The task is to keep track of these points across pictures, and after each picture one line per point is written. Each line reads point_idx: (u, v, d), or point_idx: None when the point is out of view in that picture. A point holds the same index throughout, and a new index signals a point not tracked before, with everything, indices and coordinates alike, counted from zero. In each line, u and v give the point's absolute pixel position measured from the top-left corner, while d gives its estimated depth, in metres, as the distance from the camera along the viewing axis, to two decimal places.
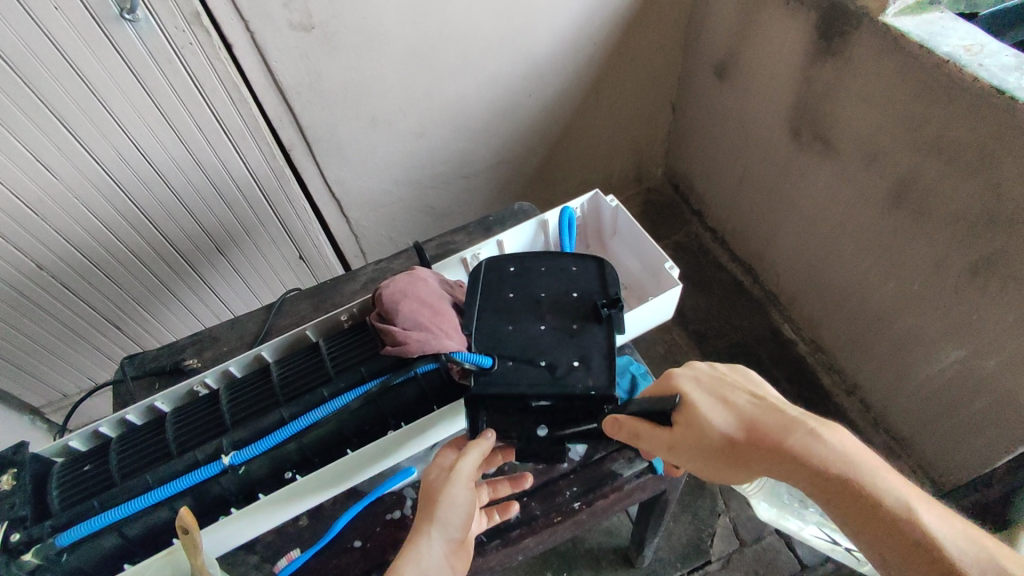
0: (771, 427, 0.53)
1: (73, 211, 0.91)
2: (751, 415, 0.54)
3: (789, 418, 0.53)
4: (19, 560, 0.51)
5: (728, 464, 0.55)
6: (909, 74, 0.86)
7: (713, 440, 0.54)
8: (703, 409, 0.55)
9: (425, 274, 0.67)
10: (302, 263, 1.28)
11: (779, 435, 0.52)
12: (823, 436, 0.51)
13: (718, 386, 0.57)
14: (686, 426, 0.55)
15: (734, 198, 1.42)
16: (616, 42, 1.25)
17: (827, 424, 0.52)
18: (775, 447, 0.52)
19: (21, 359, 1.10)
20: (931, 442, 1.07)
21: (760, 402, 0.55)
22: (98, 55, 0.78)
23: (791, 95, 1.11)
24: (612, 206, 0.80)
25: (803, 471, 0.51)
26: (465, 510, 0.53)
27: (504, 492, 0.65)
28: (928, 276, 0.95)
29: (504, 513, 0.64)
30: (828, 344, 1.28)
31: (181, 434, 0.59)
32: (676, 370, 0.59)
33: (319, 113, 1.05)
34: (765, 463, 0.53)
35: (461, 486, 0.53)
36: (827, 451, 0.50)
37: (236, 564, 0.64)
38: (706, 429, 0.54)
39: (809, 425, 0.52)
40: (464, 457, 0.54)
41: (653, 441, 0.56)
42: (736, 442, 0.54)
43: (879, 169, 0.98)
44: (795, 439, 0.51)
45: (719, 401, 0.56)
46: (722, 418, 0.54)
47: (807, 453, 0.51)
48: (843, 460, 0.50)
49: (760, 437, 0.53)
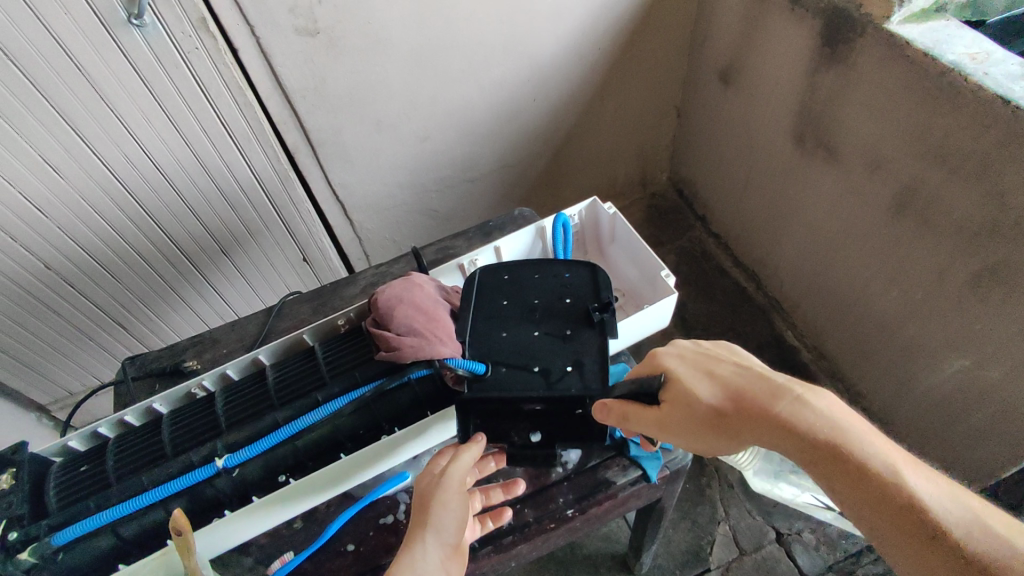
0: (756, 396, 0.53)
1: (79, 212, 0.93)
2: (737, 384, 0.54)
3: (775, 385, 0.53)
4: (15, 559, 0.52)
5: (717, 436, 0.54)
6: (913, 81, 0.85)
7: (701, 413, 0.53)
8: (689, 383, 0.54)
9: (421, 280, 0.67)
10: (306, 265, 1.28)
11: (767, 403, 0.52)
12: (808, 401, 0.51)
13: (702, 360, 0.57)
14: (673, 401, 0.54)
15: (739, 204, 1.42)
16: (621, 48, 1.25)
17: (812, 390, 0.53)
18: (762, 414, 0.52)
19: (30, 358, 1.12)
20: (934, 452, 1.06)
21: (745, 371, 0.55)
22: (107, 60, 0.79)
23: (795, 101, 1.11)
24: (610, 213, 0.80)
25: (791, 436, 0.51)
26: (458, 516, 0.53)
27: (496, 498, 0.65)
28: (932, 284, 0.95)
29: (498, 520, 0.64)
30: (832, 352, 1.27)
31: (177, 436, 0.60)
32: (660, 349, 0.59)
33: (324, 117, 1.05)
34: (753, 430, 0.53)
35: (453, 490, 0.54)
36: (814, 415, 0.50)
37: (230, 565, 0.64)
38: (694, 402, 0.53)
39: (796, 392, 0.52)
40: (455, 460, 0.55)
41: (641, 418, 0.55)
42: (724, 412, 0.53)
43: (883, 178, 0.97)
44: (782, 405, 0.51)
45: (705, 373, 0.55)
46: (708, 390, 0.54)
47: (796, 418, 0.51)
48: (830, 424, 0.50)
49: (748, 406, 0.53)
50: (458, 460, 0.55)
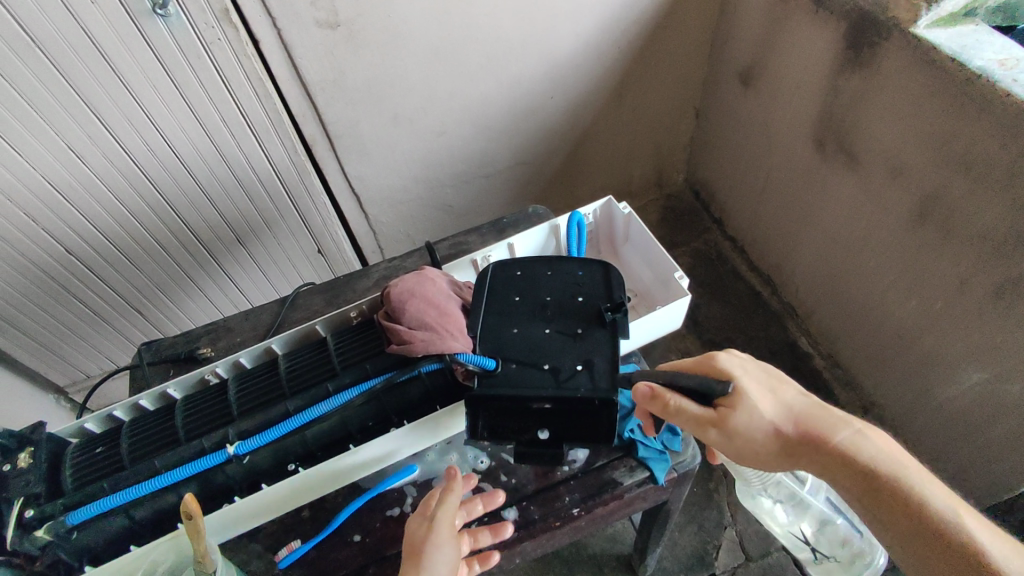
0: (818, 422, 0.55)
1: (99, 197, 0.94)
2: (799, 408, 0.56)
3: (836, 417, 0.56)
4: (32, 536, 0.53)
5: (769, 451, 0.56)
6: (938, 87, 0.84)
7: (759, 427, 0.55)
8: (752, 395, 0.55)
9: (433, 274, 0.68)
10: (321, 256, 1.29)
11: (828, 431, 0.55)
12: (868, 436, 0.54)
13: (767, 378, 0.58)
14: (732, 407, 0.55)
15: (755, 207, 1.41)
16: (641, 47, 1.24)
17: (871, 427, 0.55)
18: (823, 440, 0.54)
19: (49, 340, 1.15)
20: (949, 464, 1.05)
21: (807, 398, 0.57)
22: (131, 49, 0.80)
23: (817, 104, 1.09)
24: (625, 213, 0.80)
25: (849, 465, 0.53)
26: (450, 559, 0.53)
27: (485, 542, 0.63)
28: (952, 294, 0.93)
29: (484, 563, 0.63)
30: (846, 360, 1.25)
31: (190, 422, 0.61)
32: (721, 354, 0.59)
33: (342, 109, 1.06)
34: (808, 454, 0.55)
35: (443, 532, 0.54)
36: (873, 449, 0.53)
37: (238, 551, 0.65)
38: (755, 415, 0.55)
39: (855, 425, 0.55)
40: (442, 504, 0.56)
41: (695, 417, 0.55)
42: (783, 432, 0.55)
43: (904, 184, 0.95)
44: (843, 435, 0.54)
45: (769, 391, 0.57)
46: (770, 408, 0.56)
47: (856, 449, 0.53)
48: (888, 459, 0.53)
49: (808, 431, 0.55)
50: (444, 503, 0.56)
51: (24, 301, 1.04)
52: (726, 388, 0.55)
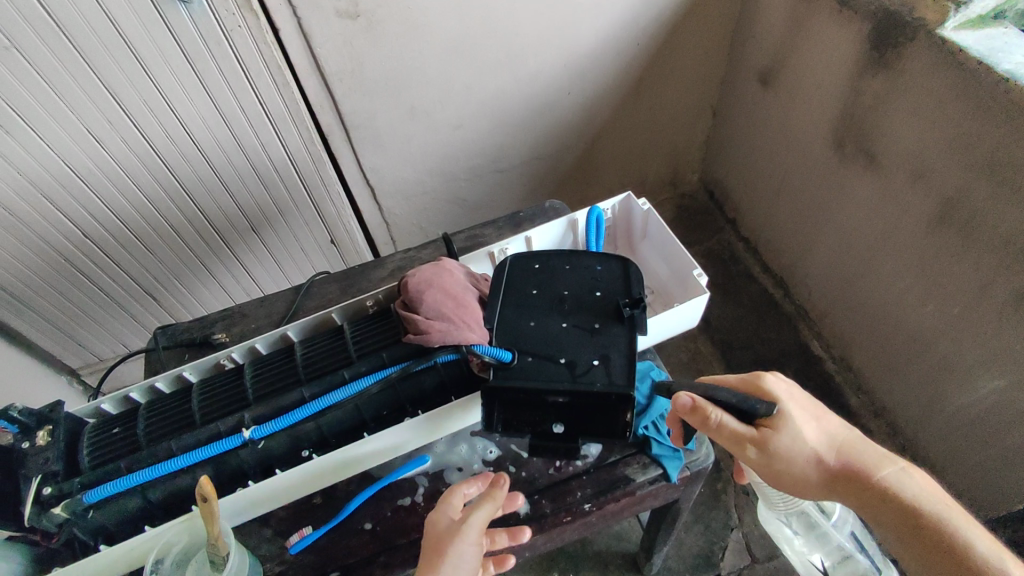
0: (861, 456, 0.56)
1: (116, 180, 0.95)
2: (841, 440, 0.57)
3: (880, 453, 0.57)
4: (49, 513, 0.54)
5: (808, 478, 0.56)
6: (965, 90, 0.83)
7: (801, 453, 0.55)
8: (798, 422, 0.56)
9: (451, 265, 0.67)
10: (333, 246, 1.30)
11: (871, 465, 0.55)
12: (911, 475, 0.55)
13: (812, 406, 0.59)
14: (776, 430, 0.56)
15: (770, 209, 1.40)
16: (660, 44, 1.23)
17: (913, 467, 0.57)
18: (865, 473, 0.55)
19: (64, 322, 1.16)
20: (961, 474, 1.04)
21: (850, 432, 0.58)
22: (153, 35, 0.80)
23: (838, 106, 1.08)
24: (644, 209, 0.79)
25: (890, 500, 0.54)
26: (470, 565, 0.53)
27: (501, 544, 0.62)
28: (972, 301, 0.92)
29: (499, 564, 0.66)
30: (859, 364, 1.24)
31: (206, 406, 0.61)
32: (768, 375, 0.59)
33: (359, 100, 1.05)
34: (849, 486, 0.55)
35: (470, 543, 0.53)
36: (915, 488, 0.54)
37: (250, 535, 0.65)
38: (799, 440, 0.55)
39: (899, 463, 0.56)
40: (476, 511, 0.54)
41: (735, 434, 0.56)
42: (824, 462, 0.56)
43: (925, 188, 0.94)
44: (886, 471, 0.55)
45: (814, 419, 0.57)
46: (815, 437, 0.56)
47: (898, 485, 0.54)
48: (930, 498, 0.54)
49: (850, 463, 0.56)
50: (478, 509, 0.54)
51: (40, 283, 1.06)
52: (773, 410, 0.55)
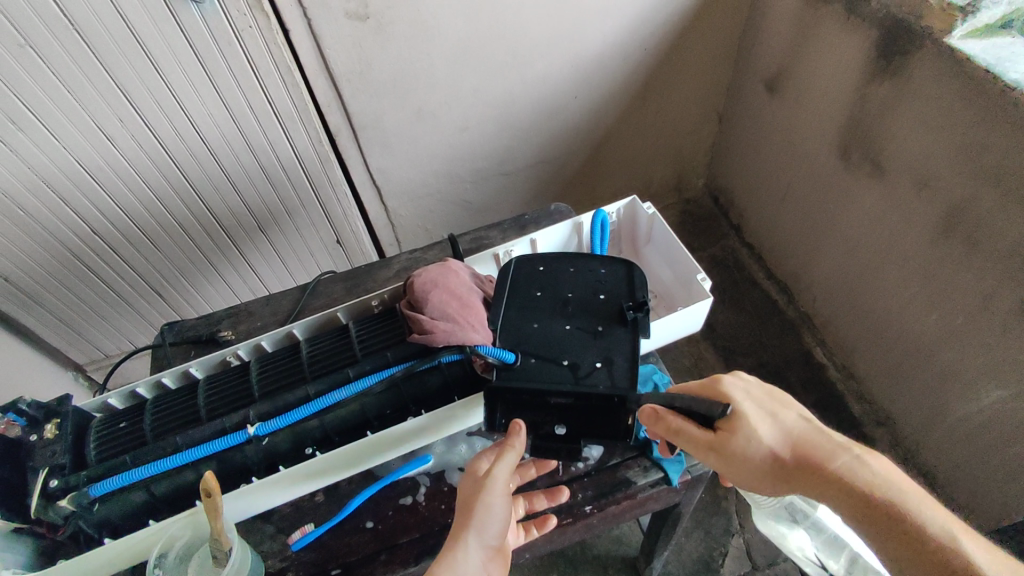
0: (818, 447, 0.54)
1: (125, 177, 0.96)
2: (799, 433, 0.56)
3: (836, 442, 0.55)
4: (55, 506, 0.54)
5: (766, 476, 0.56)
6: (971, 99, 0.83)
7: (757, 452, 0.55)
8: (752, 420, 0.55)
9: (456, 267, 0.68)
10: (339, 247, 1.30)
11: (826, 457, 0.54)
12: (869, 462, 0.53)
13: (767, 401, 0.57)
14: (732, 433, 0.55)
15: (775, 216, 1.40)
16: (667, 50, 1.23)
17: (871, 452, 0.55)
18: (820, 466, 0.53)
19: (70, 317, 1.17)
20: (964, 483, 1.03)
21: (807, 422, 0.57)
22: (164, 34, 0.81)
23: (844, 113, 1.08)
24: (649, 213, 0.79)
25: (847, 490, 0.52)
26: (502, 518, 0.54)
27: (541, 506, 0.66)
28: (976, 310, 0.92)
29: (542, 528, 0.65)
30: (861, 372, 1.24)
31: (212, 401, 0.61)
32: (724, 377, 0.59)
33: (367, 101, 1.06)
34: (806, 480, 0.54)
35: (497, 494, 0.54)
36: (872, 475, 0.52)
37: (252, 532, 0.66)
38: (754, 440, 0.54)
39: (855, 451, 0.54)
40: (498, 466, 0.55)
41: (693, 440, 0.56)
42: (781, 458, 0.55)
43: (930, 197, 0.94)
44: (841, 462, 0.53)
45: (769, 416, 0.56)
46: (770, 433, 0.55)
47: (853, 475, 0.53)
48: (887, 484, 0.52)
49: (807, 457, 0.54)
50: (501, 463, 0.55)
51: (48, 277, 1.07)
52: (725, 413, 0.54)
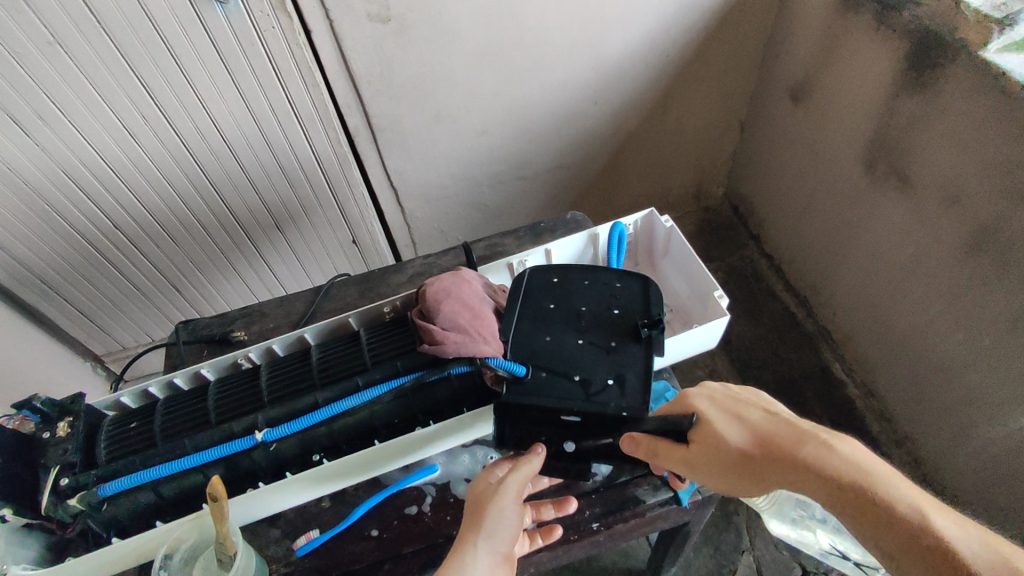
0: (782, 439, 0.52)
1: (147, 173, 0.98)
2: (763, 428, 0.54)
3: (801, 431, 0.52)
4: (65, 504, 0.55)
5: (742, 480, 0.53)
6: (1005, 115, 0.80)
7: (727, 455, 0.53)
8: (717, 425, 0.54)
9: (469, 276, 0.67)
10: (355, 247, 1.30)
11: (791, 448, 0.51)
12: (834, 446, 0.51)
13: (733, 405, 0.57)
14: (702, 442, 0.54)
15: (796, 227, 1.37)
16: (690, 57, 1.22)
17: (838, 437, 0.52)
18: (788, 459, 0.51)
19: (90, 308, 1.19)
20: (985, 510, 1.00)
21: (772, 416, 0.55)
22: (189, 34, 0.82)
23: (871, 127, 1.06)
24: (666, 226, 0.78)
25: (818, 480, 0.49)
26: (513, 524, 0.54)
27: (548, 515, 0.65)
28: (1004, 333, 0.89)
29: (547, 537, 0.64)
30: (881, 391, 1.21)
31: (222, 404, 0.62)
32: (691, 391, 0.59)
33: (387, 103, 1.06)
34: (778, 475, 0.52)
35: (510, 499, 0.54)
36: (839, 459, 0.49)
37: (258, 535, 0.66)
38: (720, 443, 0.53)
39: (821, 437, 0.51)
40: (513, 473, 0.55)
41: (670, 456, 0.55)
42: (751, 456, 0.53)
43: (959, 215, 0.92)
44: (806, 450, 0.51)
45: (734, 418, 0.55)
46: (735, 432, 0.54)
47: (820, 463, 0.50)
48: (855, 468, 0.49)
49: (773, 450, 0.52)
50: (516, 471, 0.55)
51: (69, 269, 1.09)
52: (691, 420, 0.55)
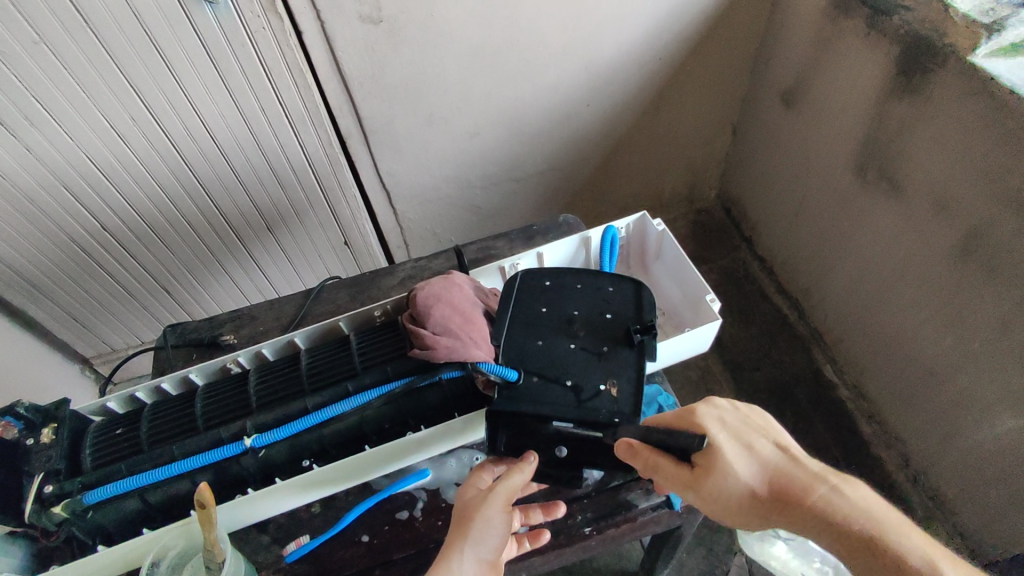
0: (793, 479, 0.54)
1: (136, 174, 0.97)
2: (772, 464, 0.55)
3: (812, 473, 0.54)
4: (49, 512, 0.54)
5: (747, 512, 0.55)
6: (993, 120, 0.81)
7: (735, 489, 0.54)
8: (729, 456, 0.54)
9: (460, 280, 0.67)
10: (347, 249, 1.30)
11: (803, 490, 0.53)
12: (844, 492, 0.53)
13: (744, 432, 0.56)
14: (708, 469, 0.54)
15: (788, 230, 1.38)
16: (683, 59, 1.22)
17: (844, 479, 0.55)
18: (799, 501, 0.53)
19: (78, 311, 1.18)
20: (976, 511, 1.00)
21: (783, 452, 0.56)
22: (178, 33, 0.81)
23: (862, 130, 1.07)
24: (659, 230, 0.78)
25: (826, 525, 0.53)
26: (500, 532, 0.54)
27: (536, 519, 0.65)
28: (993, 335, 0.89)
29: (534, 541, 0.64)
30: (871, 393, 1.22)
31: (210, 410, 0.61)
32: (700, 408, 0.57)
33: (378, 105, 1.05)
34: (786, 514, 0.54)
35: (497, 507, 0.54)
36: (850, 507, 0.52)
37: (247, 541, 0.66)
38: (730, 477, 0.54)
39: (831, 482, 0.54)
40: (503, 480, 0.55)
41: (673, 477, 0.55)
42: (759, 493, 0.54)
43: (949, 219, 0.92)
44: (818, 495, 0.53)
45: (746, 450, 0.55)
46: (746, 468, 0.54)
47: (831, 509, 0.53)
48: (863, 515, 0.52)
49: (784, 490, 0.54)
50: (507, 479, 0.55)
51: (57, 271, 1.08)
52: (702, 447, 0.54)
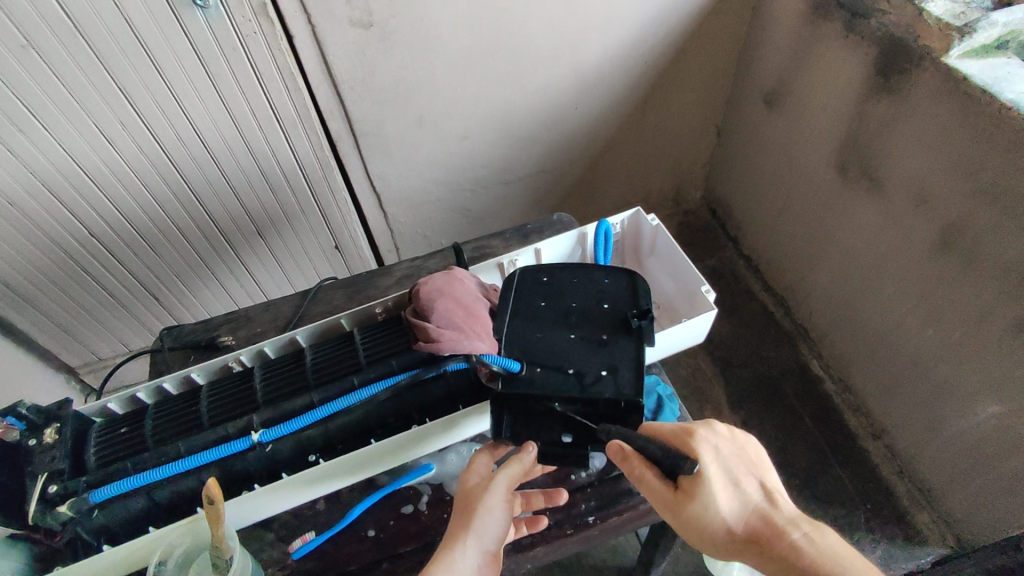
0: (768, 519, 0.54)
1: (126, 181, 0.96)
2: (752, 504, 0.55)
3: (788, 517, 0.54)
4: (55, 511, 0.54)
5: (720, 547, 0.56)
6: (967, 117, 0.84)
7: (708, 521, 0.54)
8: (711, 484, 0.54)
9: (462, 275, 0.68)
10: (337, 253, 1.30)
11: (774, 531, 0.53)
12: (817, 539, 0.52)
13: (732, 464, 0.57)
14: (689, 493, 0.54)
15: (772, 229, 1.41)
16: (668, 63, 1.24)
17: (823, 529, 0.53)
18: (768, 542, 0.53)
19: (66, 320, 1.17)
20: (960, 498, 1.03)
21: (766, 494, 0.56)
22: (169, 38, 0.81)
23: (842, 130, 1.10)
24: (652, 225, 0.80)
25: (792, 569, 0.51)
26: (501, 522, 0.55)
27: (537, 505, 0.66)
28: (972, 325, 0.92)
29: (533, 526, 0.65)
30: (857, 386, 1.25)
31: (215, 408, 0.61)
32: (698, 432, 0.58)
33: (369, 108, 1.06)
34: (755, 553, 0.54)
35: (499, 496, 0.55)
36: (818, 554, 0.51)
37: (252, 539, 0.66)
38: (708, 507, 0.54)
39: (805, 529, 0.53)
40: (506, 469, 0.56)
41: (655, 494, 0.56)
42: (732, 530, 0.54)
43: (928, 214, 0.95)
44: (788, 538, 0.52)
45: (729, 482, 0.56)
46: (727, 501, 0.55)
47: (797, 553, 0.51)
48: (832, 564, 0.50)
49: (757, 529, 0.54)
50: (506, 469, 0.56)
51: (44, 279, 1.06)
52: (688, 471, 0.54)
